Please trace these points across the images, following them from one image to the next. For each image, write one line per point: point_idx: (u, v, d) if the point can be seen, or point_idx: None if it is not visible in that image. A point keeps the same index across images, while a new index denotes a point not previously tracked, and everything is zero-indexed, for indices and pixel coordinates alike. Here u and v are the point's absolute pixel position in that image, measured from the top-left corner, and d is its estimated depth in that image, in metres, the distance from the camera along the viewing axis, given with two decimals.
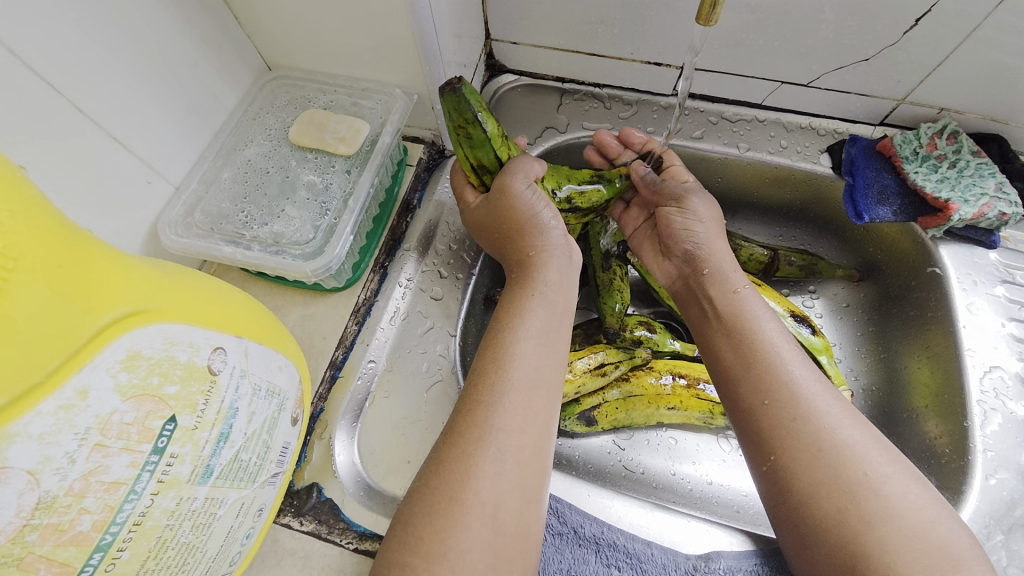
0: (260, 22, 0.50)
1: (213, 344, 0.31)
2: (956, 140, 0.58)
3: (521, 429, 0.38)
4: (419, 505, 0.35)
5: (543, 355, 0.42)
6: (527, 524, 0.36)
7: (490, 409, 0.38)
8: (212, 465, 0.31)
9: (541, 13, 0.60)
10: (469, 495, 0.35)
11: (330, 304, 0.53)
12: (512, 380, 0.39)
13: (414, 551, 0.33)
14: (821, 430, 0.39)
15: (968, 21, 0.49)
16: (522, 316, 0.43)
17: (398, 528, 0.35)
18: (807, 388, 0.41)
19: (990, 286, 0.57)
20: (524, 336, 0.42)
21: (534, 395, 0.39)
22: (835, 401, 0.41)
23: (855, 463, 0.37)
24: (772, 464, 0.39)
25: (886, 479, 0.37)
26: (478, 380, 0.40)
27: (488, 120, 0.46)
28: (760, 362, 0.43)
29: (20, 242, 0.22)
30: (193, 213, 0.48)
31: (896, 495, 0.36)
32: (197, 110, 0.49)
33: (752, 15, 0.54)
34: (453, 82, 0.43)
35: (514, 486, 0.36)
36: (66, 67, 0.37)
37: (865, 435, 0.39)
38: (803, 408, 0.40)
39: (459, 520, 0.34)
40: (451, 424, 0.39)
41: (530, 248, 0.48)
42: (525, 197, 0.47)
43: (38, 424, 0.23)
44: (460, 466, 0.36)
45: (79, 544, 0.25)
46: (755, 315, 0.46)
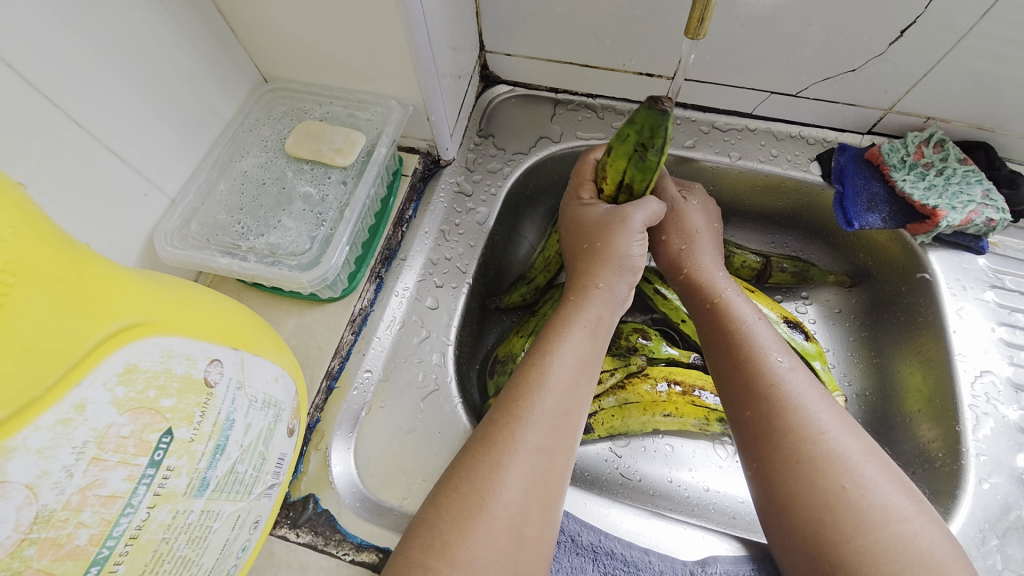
0: (256, 36, 0.51)
1: (210, 355, 0.31)
2: (943, 149, 0.59)
3: (550, 452, 0.38)
4: (445, 509, 0.35)
5: (578, 378, 0.42)
6: (543, 541, 0.37)
7: (526, 423, 0.38)
8: (208, 477, 0.31)
9: (535, 25, 0.61)
10: (497, 506, 0.35)
11: (326, 314, 0.53)
12: (549, 399, 0.40)
13: (437, 555, 0.33)
14: (801, 442, 0.39)
15: (953, 31, 0.50)
16: (562, 339, 0.43)
17: (421, 529, 0.35)
18: (794, 397, 0.41)
19: (979, 291, 0.58)
20: (565, 358, 0.42)
21: (562, 421, 0.39)
22: (825, 409, 0.41)
23: (836, 474, 0.37)
24: (755, 469, 0.41)
25: (868, 490, 0.36)
26: (519, 392, 0.40)
27: (666, 145, 0.46)
28: (743, 372, 0.44)
29: (24, 258, 0.23)
30: (189, 224, 0.48)
31: (878, 506, 0.36)
32: (193, 122, 0.49)
33: (741, 27, 0.55)
34: (659, 101, 0.43)
35: (536, 501, 0.37)
36: (62, 82, 0.37)
37: (856, 446, 0.39)
38: (784, 421, 0.40)
39: (481, 529, 0.34)
40: (484, 431, 0.39)
41: (598, 280, 0.47)
42: (636, 215, 0.48)
43: (36, 438, 0.23)
44: (494, 475, 0.36)
45: (75, 559, 0.25)
46: (741, 323, 0.46)
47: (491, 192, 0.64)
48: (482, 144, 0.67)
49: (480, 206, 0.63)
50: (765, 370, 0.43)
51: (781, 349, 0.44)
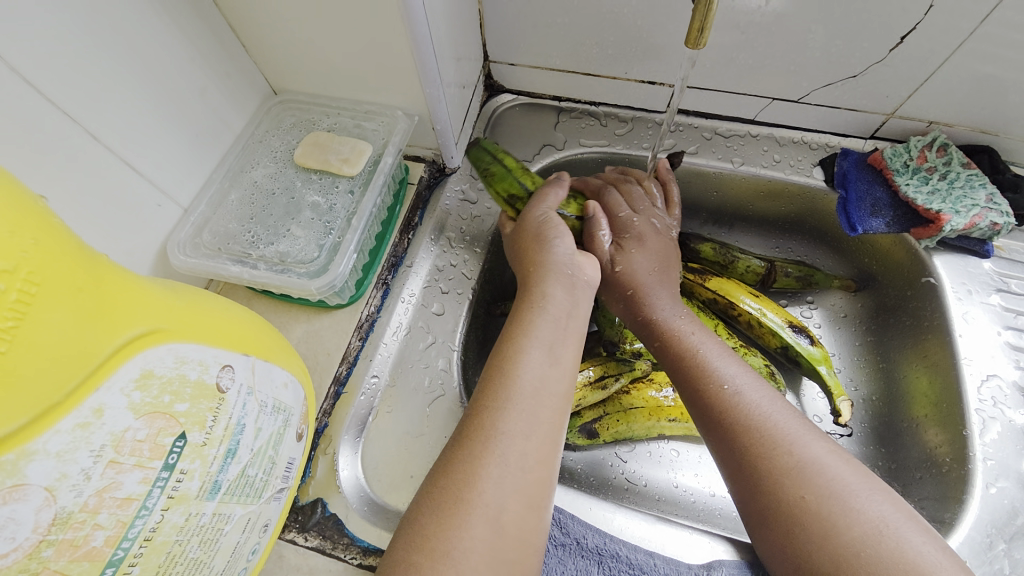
0: (266, 49, 0.52)
1: (222, 361, 0.32)
2: (946, 153, 0.59)
3: (526, 438, 0.38)
4: (428, 505, 0.36)
5: (547, 369, 0.42)
6: (526, 533, 0.36)
7: (496, 414, 0.39)
8: (220, 480, 0.32)
9: (538, 35, 0.62)
10: (474, 495, 0.35)
11: (334, 320, 0.54)
12: (517, 390, 0.40)
13: (418, 549, 0.34)
14: (759, 455, 0.39)
15: (954, 35, 0.50)
16: (528, 329, 0.44)
17: (405, 528, 0.35)
18: (751, 410, 0.41)
19: (985, 295, 0.58)
20: (531, 351, 0.42)
21: (535, 406, 0.40)
22: (781, 412, 0.41)
23: (796, 484, 0.37)
24: (731, 479, 0.41)
25: (832, 492, 0.36)
26: (487, 387, 0.41)
27: (511, 159, 0.59)
28: (698, 396, 0.44)
29: (44, 268, 0.23)
30: (201, 233, 0.49)
31: (843, 506, 0.36)
32: (205, 134, 0.51)
33: (741, 34, 0.55)
34: (475, 139, 0.62)
35: (514, 489, 0.36)
36: (80, 96, 0.39)
37: (825, 450, 0.39)
38: (744, 432, 0.41)
39: (460, 520, 0.35)
40: (461, 428, 0.39)
41: (542, 262, 0.49)
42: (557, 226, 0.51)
43: (56, 442, 0.23)
44: (467, 465, 0.37)
45: (92, 559, 0.26)
46: (690, 346, 0.47)
47: None
48: None
49: (485, 213, 0.64)
50: (717, 390, 0.43)
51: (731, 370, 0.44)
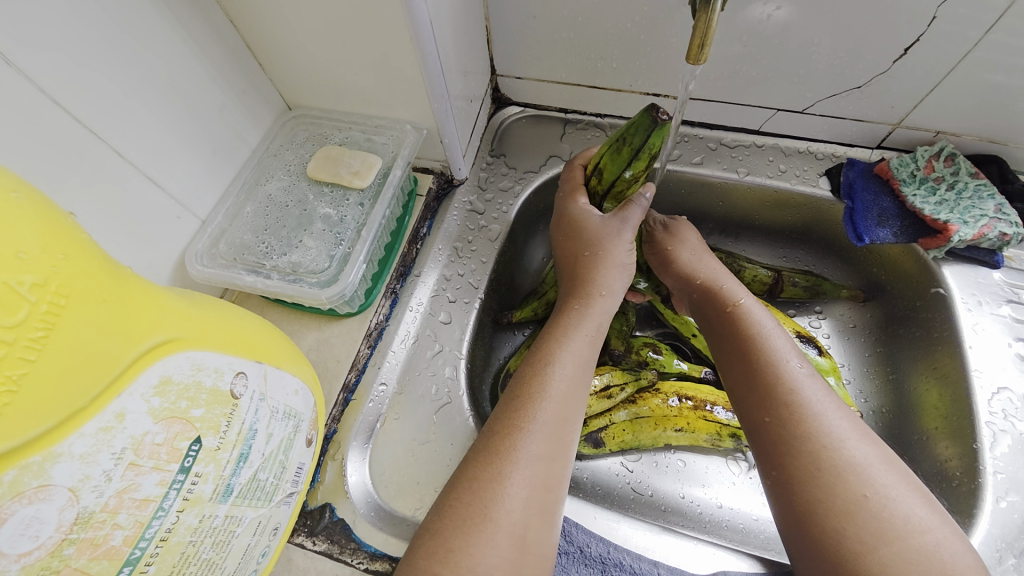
0: (282, 68, 0.54)
1: (236, 369, 0.34)
2: (954, 163, 0.59)
3: (551, 458, 0.40)
4: (449, 519, 0.37)
5: (575, 387, 0.43)
6: (545, 546, 0.38)
7: (525, 433, 0.40)
8: (232, 484, 0.33)
9: (544, 50, 0.63)
10: (499, 513, 0.36)
11: (344, 328, 0.55)
12: (549, 407, 0.41)
13: (440, 562, 0.35)
14: (821, 450, 0.39)
15: (963, 44, 0.51)
16: (563, 348, 0.45)
17: (427, 538, 0.36)
18: (813, 404, 0.41)
19: (995, 305, 0.57)
20: (563, 366, 0.44)
21: (561, 428, 0.41)
22: (844, 416, 0.41)
23: (856, 484, 0.37)
24: (775, 474, 0.40)
25: (891, 499, 0.37)
26: (519, 403, 0.41)
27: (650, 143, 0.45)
28: (761, 379, 0.44)
29: (73, 282, 0.24)
30: (217, 244, 0.51)
31: (899, 517, 0.36)
32: (223, 148, 0.53)
33: (744, 47, 0.56)
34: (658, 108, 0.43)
35: (537, 508, 0.38)
36: (108, 115, 0.41)
37: (875, 454, 0.39)
38: (805, 426, 0.40)
39: (488, 538, 0.36)
40: (484, 441, 0.40)
41: (601, 287, 0.49)
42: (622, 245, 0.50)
43: (80, 444, 0.24)
44: (495, 482, 0.38)
45: (110, 558, 0.27)
46: (760, 329, 0.47)
47: (503, 210, 0.66)
48: (494, 164, 0.70)
49: (492, 223, 0.65)
50: (784, 375, 0.43)
51: (799, 355, 0.45)
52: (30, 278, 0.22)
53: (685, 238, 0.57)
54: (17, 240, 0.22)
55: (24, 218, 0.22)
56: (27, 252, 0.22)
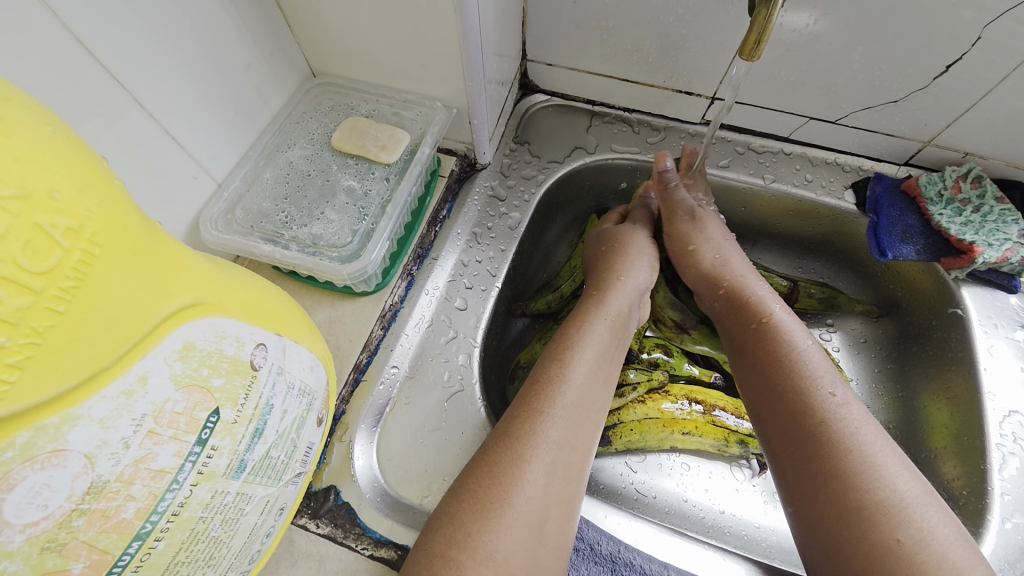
0: (312, 31, 0.52)
1: (257, 340, 0.32)
2: (981, 185, 0.59)
3: (571, 446, 0.39)
4: (468, 501, 0.35)
5: (594, 376, 0.43)
6: (561, 539, 0.37)
7: (545, 419, 0.39)
8: (245, 460, 0.32)
9: (579, 37, 0.62)
10: (517, 499, 0.35)
11: (357, 307, 0.53)
12: (570, 393, 0.41)
13: (458, 546, 0.33)
14: (849, 489, 0.37)
15: (1000, 69, 0.50)
16: (582, 335, 0.45)
17: (444, 521, 0.35)
18: (842, 438, 0.39)
19: (1010, 329, 0.57)
20: (583, 355, 0.43)
21: (581, 416, 0.40)
22: (883, 448, 0.39)
23: (888, 525, 0.35)
24: (800, 508, 0.39)
25: (926, 542, 0.34)
26: (540, 388, 0.41)
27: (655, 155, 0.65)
28: (787, 404, 0.42)
29: (107, 230, 0.22)
30: (234, 210, 0.49)
31: (932, 565, 0.33)
32: (245, 110, 0.50)
33: (786, 51, 0.55)
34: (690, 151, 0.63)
35: (555, 499, 0.37)
36: (129, 63, 0.38)
37: (915, 493, 0.37)
38: (833, 462, 0.38)
39: (504, 523, 0.34)
40: (506, 426, 0.39)
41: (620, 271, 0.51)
42: (643, 240, 0.55)
43: (101, 408, 0.22)
44: (515, 466, 0.36)
45: (120, 532, 0.25)
46: (792, 348, 0.45)
47: (525, 198, 0.65)
48: (517, 151, 0.68)
49: (513, 211, 0.64)
50: (810, 403, 0.42)
51: (835, 382, 0.42)
52: (63, 221, 0.20)
53: (709, 232, 0.56)
54: (52, 178, 0.20)
55: (58, 155, 0.20)
56: (62, 192, 0.20)
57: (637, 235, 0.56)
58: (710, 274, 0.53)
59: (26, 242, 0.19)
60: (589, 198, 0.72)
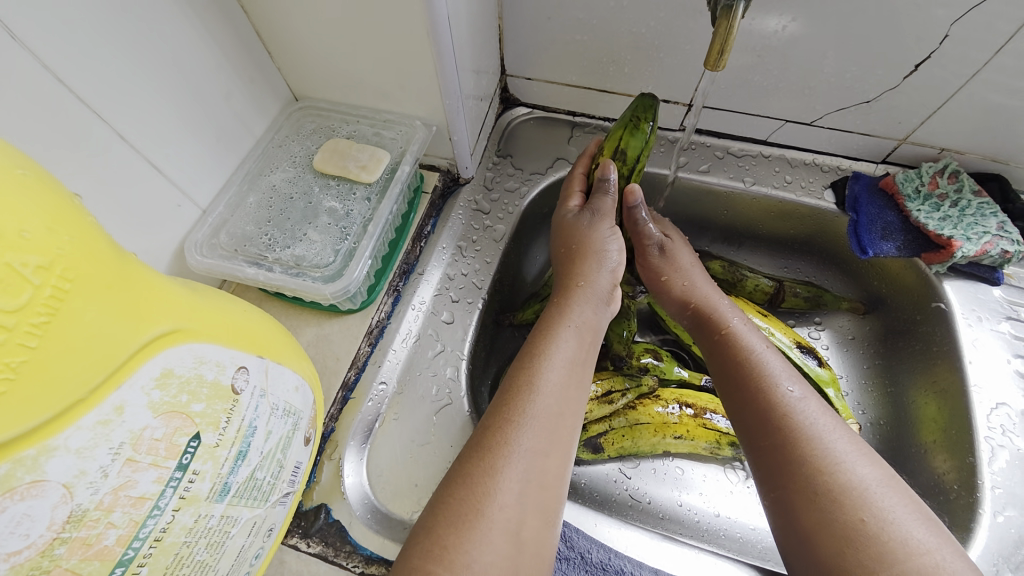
0: (292, 58, 0.53)
1: (237, 363, 0.32)
2: (958, 180, 0.60)
3: (544, 453, 0.39)
4: (445, 515, 0.35)
5: (566, 385, 0.43)
6: (542, 546, 0.37)
7: (516, 427, 0.39)
8: (229, 482, 0.32)
9: (555, 52, 0.63)
10: (492, 509, 0.36)
11: (344, 325, 0.54)
12: (541, 402, 0.41)
13: (436, 560, 0.33)
14: (818, 472, 0.37)
15: (968, 65, 0.51)
16: (552, 344, 0.45)
17: (421, 536, 0.35)
18: (807, 425, 0.39)
19: (995, 321, 0.58)
20: (553, 364, 0.43)
21: (555, 423, 0.40)
22: (840, 436, 0.39)
23: (854, 506, 0.35)
24: (775, 498, 0.38)
25: (889, 522, 0.34)
26: (510, 397, 0.41)
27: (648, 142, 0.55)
28: (755, 399, 0.42)
29: (79, 266, 0.23)
30: (218, 235, 0.50)
31: (900, 539, 0.33)
32: (227, 136, 0.51)
33: (757, 57, 0.57)
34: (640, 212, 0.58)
35: (533, 506, 0.37)
36: (110, 94, 0.39)
37: (873, 476, 0.36)
38: (801, 449, 0.38)
39: (481, 533, 0.35)
40: (479, 435, 0.39)
41: (581, 277, 0.51)
42: (603, 233, 0.53)
43: (77, 438, 0.23)
44: (487, 477, 0.37)
45: (103, 559, 0.25)
46: (752, 351, 0.45)
47: (509, 210, 0.66)
48: (500, 164, 0.69)
49: (498, 223, 0.65)
50: (774, 399, 0.41)
51: (793, 378, 0.43)
52: (34, 259, 0.21)
53: (680, 261, 0.55)
54: (22, 219, 0.21)
55: (28, 195, 0.21)
56: (33, 232, 0.21)
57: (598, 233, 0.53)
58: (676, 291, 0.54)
59: None
60: None
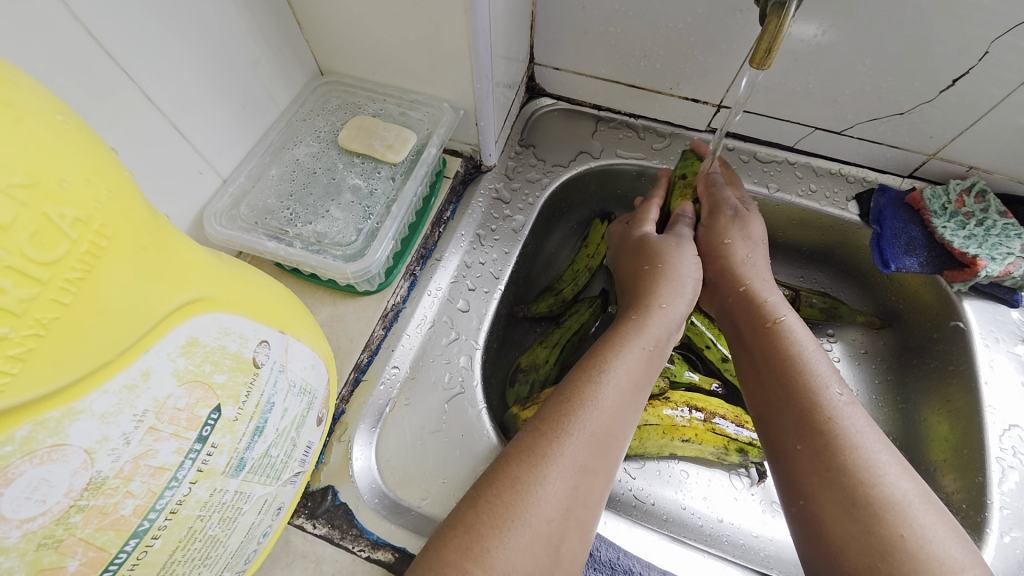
0: (321, 29, 0.52)
1: (260, 336, 0.31)
2: (984, 200, 0.59)
3: (593, 472, 0.38)
4: (485, 515, 0.35)
5: (625, 405, 0.42)
6: (576, 556, 0.37)
7: (564, 435, 0.38)
8: (245, 458, 0.31)
9: (587, 43, 0.62)
10: (536, 516, 0.35)
11: (359, 306, 0.53)
12: (597, 417, 0.40)
13: (474, 559, 0.33)
14: (857, 485, 0.36)
15: (1007, 84, 0.50)
16: (614, 359, 0.44)
17: (458, 530, 0.35)
18: (852, 434, 0.38)
19: (1012, 343, 0.57)
20: (611, 379, 0.42)
21: (606, 442, 0.40)
22: (882, 449, 0.38)
23: (893, 523, 0.34)
24: (801, 508, 0.38)
25: (928, 541, 0.33)
26: (567, 407, 0.40)
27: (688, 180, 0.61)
28: (793, 405, 0.41)
29: (116, 222, 0.22)
30: (239, 206, 0.49)
31: (936, 559, 0.33)
32: (252, 106, 0.50)
33: (793, 61, 0.56)
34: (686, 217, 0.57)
35: (574, 521, 0.37)
36: (137, 54, 0.38)
37: (915, 492, 0.36)
38: (839, 459, 0.37)
39: (522, 540, 0.34)
40: (526, 441, 0.39)
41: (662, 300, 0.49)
42: (687, 260, 0.52)
43: (102, 403, 0.22)
44: (534, 482, 0.36)
45: (118, 529, 0.25)
46: (798, 351, 0.44)
47: (530, 201, 0.65)
48: (523, 154, 0.68)
49: (517, 214, 0.64)
50: (819, 402, 0.40)
51: (840, 381, 0.42)
52: (71, 212, 0.20)
53: (750, 229, 0.54)
54: (61, 169, 0.20)
55: (68, 145, 0.20)
56: (70, 182, 0.20)
57: (681, 254, 0.53)
58: (732, 271, 0.53)
59: (32, 233, 0.19)
60: (593, 202, 0.72)
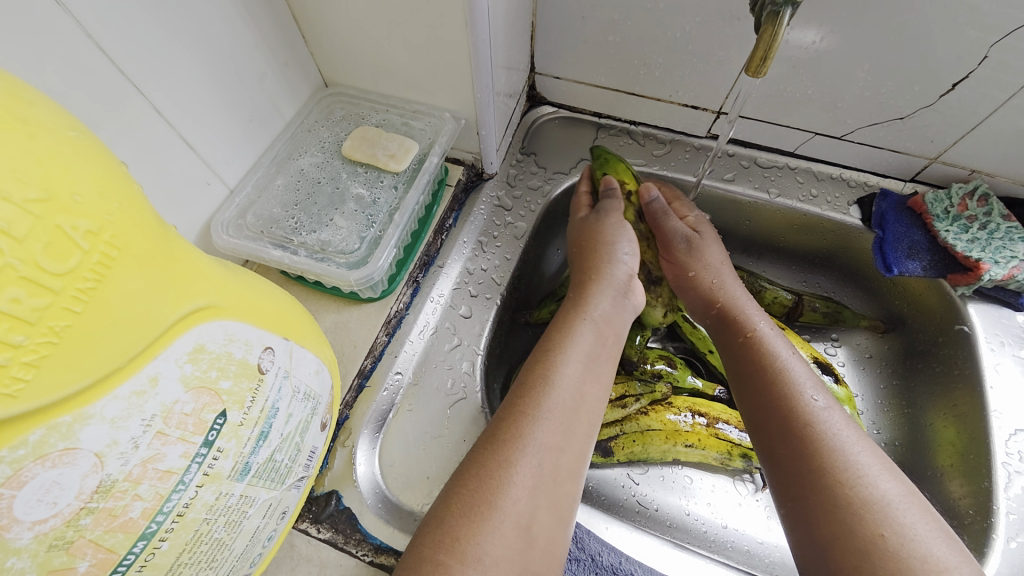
0: (325, 43, 0.53)
1: (265, 343, 0.32)
2: (987, 203, 0.59)
3: (560, 449, 0.39)
4: (457, 505, 0.35)
5: (587, 382, 0.42)
6: (556, 542, 0.36)
7: (532, 420, 0.39)
8: (250, 462, 0.32)
9: (586, 52, 0.63)
10: (505, 502, 0.35)
11: (363, 314, 0.54)
12: (561, 401, 0.40)
13: (446, 550, 0.33)
14: (837, 485, 0.36)
15: (1005, 89, 0.50)
16: (578, 343, 0.44)
17: (432, 527, 0.35)
18: (831, 437, 0.39)
19: (1018, 347, 0.57)
20: (574, 363, 0.43)
21: (571, 418, 0.40)
22: (862, 449, 0.38)
23: (871, 521, 0.34)
24: (793, 509, 0.38)
25: (909, 538, 0.33)
26: (529, 389, 0.41)
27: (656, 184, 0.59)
28: (777, 406, 0.42)
29: (127, 233, 0.23)
30: (245, 215, 0.50)
31: (917, 558, 0.32)
32: (259, 118, 0.51)
33: (791, 68, 0.56)
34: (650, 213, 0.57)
35: (548, 508, 0.37)
36: (149, 69, 0.39)
37: (895, 490, 0.36)
38: (821, 459, 0.38)
39: (492, 525, 0.34)
40: (493, 429, 0.39)
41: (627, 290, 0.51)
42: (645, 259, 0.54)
43: (112, 408, 0.23)
44: (503, 471, 0.36)
45: (127, 531, 0.25)
46: (775, 357, 0.45)
47: (531, 208, 0.66)
48: (524, 161, 0.69)
49: (519, 220, 0.65)
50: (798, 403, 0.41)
51: (816, 385, 0.42)
52: (84, 224, 0.21)
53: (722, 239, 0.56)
54: (74, 182, 0.21)
55: (82, 160, 0.21)
56: (83, 195, 0.21)
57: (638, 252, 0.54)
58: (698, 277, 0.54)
59: (46, 244, 0.19)
60: None
